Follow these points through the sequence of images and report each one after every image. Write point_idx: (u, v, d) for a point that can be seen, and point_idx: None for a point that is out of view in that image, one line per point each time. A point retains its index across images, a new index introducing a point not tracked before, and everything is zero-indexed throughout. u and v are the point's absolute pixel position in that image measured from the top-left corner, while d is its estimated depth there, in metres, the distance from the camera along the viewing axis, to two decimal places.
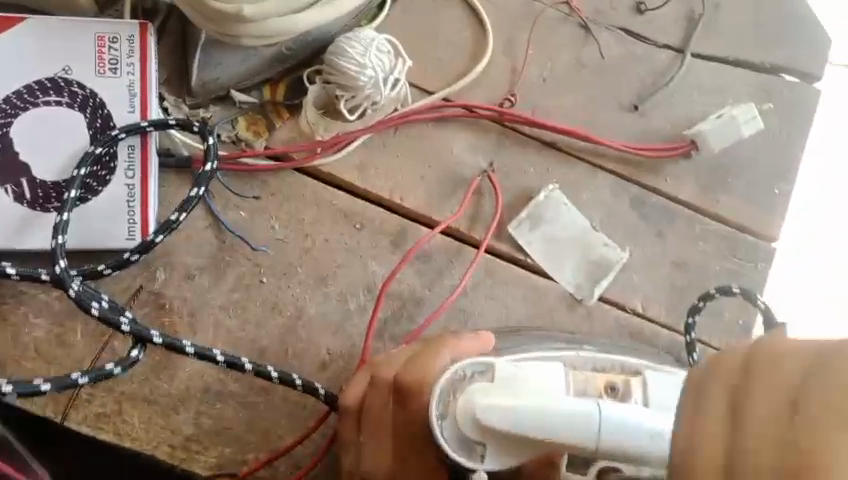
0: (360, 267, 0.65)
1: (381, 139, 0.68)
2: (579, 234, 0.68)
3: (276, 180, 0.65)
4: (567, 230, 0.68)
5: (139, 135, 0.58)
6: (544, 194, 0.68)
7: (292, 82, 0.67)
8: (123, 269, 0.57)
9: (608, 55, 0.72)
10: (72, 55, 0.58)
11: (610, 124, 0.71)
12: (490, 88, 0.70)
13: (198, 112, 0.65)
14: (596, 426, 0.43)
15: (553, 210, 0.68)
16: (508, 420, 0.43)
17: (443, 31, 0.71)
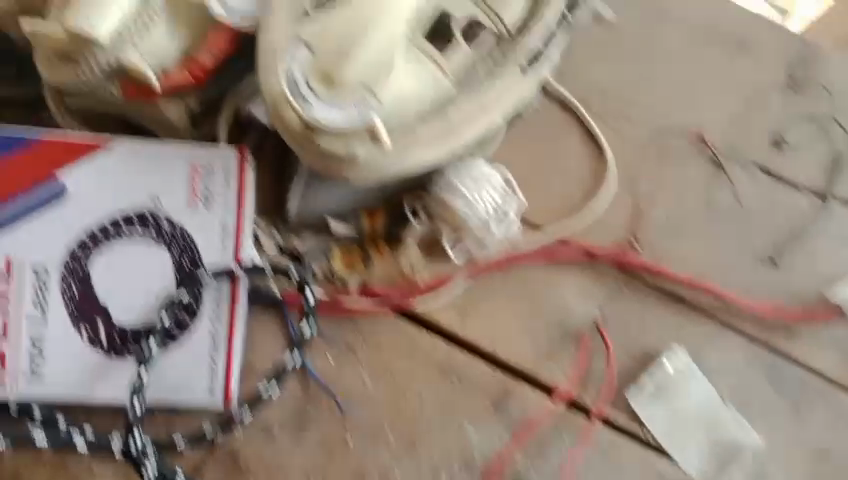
0: (456, 432, 0.56)
1: (486, 279, 0.61)
2: (708, 408, 0.58)
3: (369, 323, 0.59)
4: (695, 403, 0.58)
5: (228, 278, 0.52)
6: (669, 359, 0.59)
7: (392, 209, 0.61)
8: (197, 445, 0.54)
9: (741, 197, 0.65)
10: (163, 186, 0.52)
11: (742, 277, 0.63)
12: (609, 227, 0.63)
13: (290, 240, 0.59)
14: None
15: (680, 378, 0.59)
16: None
17: (559, 160, 0.64)
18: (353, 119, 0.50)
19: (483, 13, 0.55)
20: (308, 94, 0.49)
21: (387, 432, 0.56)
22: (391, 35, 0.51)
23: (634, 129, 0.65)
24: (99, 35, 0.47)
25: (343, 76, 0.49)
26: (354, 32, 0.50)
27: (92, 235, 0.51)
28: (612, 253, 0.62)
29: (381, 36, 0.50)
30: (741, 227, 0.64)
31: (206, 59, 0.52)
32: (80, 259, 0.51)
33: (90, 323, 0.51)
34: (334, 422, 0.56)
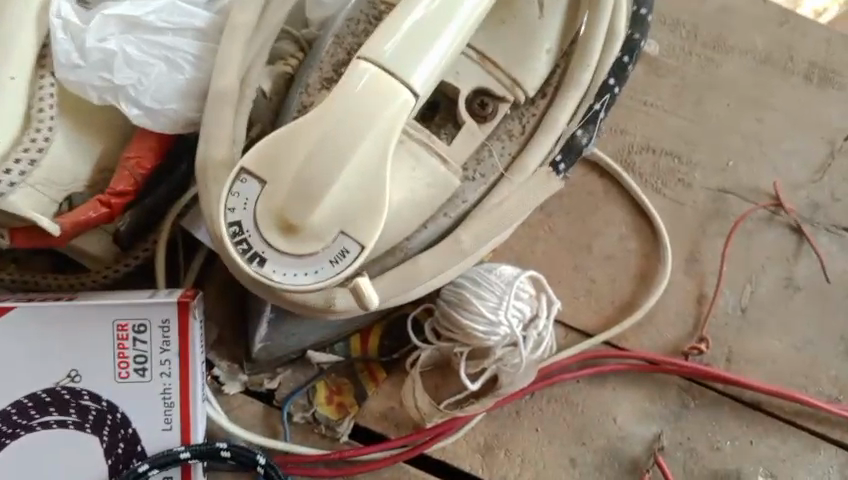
0: None
1: (513, 405, 0.48)
2: None
3: (371, 476, 0.47)
4: None
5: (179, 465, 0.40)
6: None
7: (389, 328, 0.48)
8: None
9: (829, 270, 0.52)
10: (80, 354, 0.39)
11: (833, 374, 0.50)
12: (668, 323, 0.50)
13: (261, 379, 0.47)
14: None
15: None
16: None
17: (598, 242, 0.51)
18: (330, 274, 0.34)
19: (494, 80, 0.41)
20: (257, 242, 0.33)
21: None
22: (385, 142, 0.33)
23: (691, 193, 0.52)
24: None
25: (308, 216, 0.33)
26: (329, 145, 0.32)
27: None
28: (679, 364, 0.48)
29: (370, 146, 0.33)
30: (833, 310, 0.51)
31: (121, 180, 0.39)
32: None
33: None
34: None
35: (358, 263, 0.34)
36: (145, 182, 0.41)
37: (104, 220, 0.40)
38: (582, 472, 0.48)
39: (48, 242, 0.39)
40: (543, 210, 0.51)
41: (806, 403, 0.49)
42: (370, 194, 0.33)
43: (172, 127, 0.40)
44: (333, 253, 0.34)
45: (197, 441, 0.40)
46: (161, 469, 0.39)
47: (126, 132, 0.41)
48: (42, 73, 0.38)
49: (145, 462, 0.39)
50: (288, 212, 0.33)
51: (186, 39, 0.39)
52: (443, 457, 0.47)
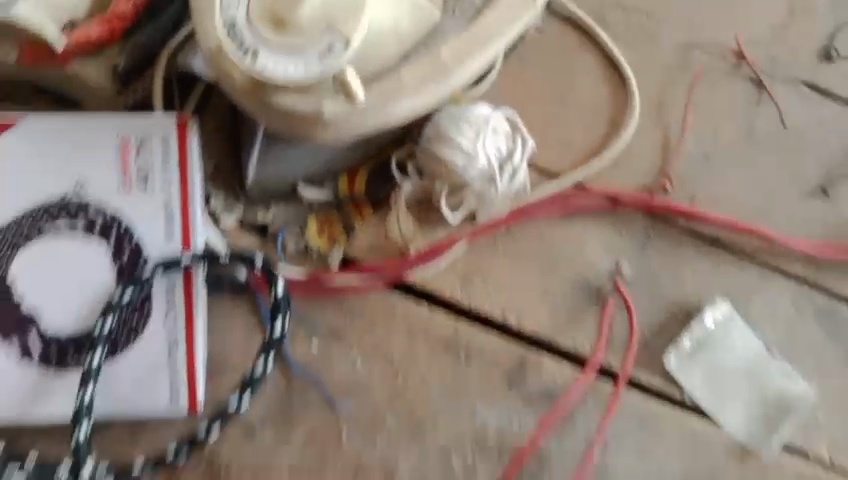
0: (467, 414, 0.50)
1: (489, 240, 0.52)
2: (756, 366, 0.52)
3: (357, 300, 0.50)
4: (741, 364, 0.52)
5: (180, 271, 0.43)
6: (711, 317, 0.52)
7: (375, 169, 0.51)
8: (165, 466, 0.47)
9: (786, 118, 0.55)
10: (90, 167, 0.43)
11: (789, 213, 0.54)
12: (637, 166, 0.53)
13: (254, 213, 0.50)
14: None
15: (722, 338, 0.52)
16: None
17: (572, 92, 0.54)
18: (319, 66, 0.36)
19: None
20: (250, 37, 0.36)
21: (387, 423, 0.49)
22: None
23: (658, 48, 0.55)
24: None
25: (295, 11, 0.36)
26: None
27: (9, 232, 0.42)
28: (639, 198, 0.52)
29: None
30: (791, 156, 0.54)
31: (124, 7, 0.43)
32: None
33: (19, 337, 0.42)
34: (326, 418, 0.49)
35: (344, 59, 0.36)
36: (143, 11, 0.45)
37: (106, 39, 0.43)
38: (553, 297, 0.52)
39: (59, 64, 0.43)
40: (519, 63, 0.54)
41: (763, 234, 0.53)
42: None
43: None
44: (321, 48, 0.36)
45: (197, 248, 0.43)
46: (166, 272, 0.43)
47: None
48: None
49: (151, 264, 0.42)
50: (279, 7, 0.36)
51: None
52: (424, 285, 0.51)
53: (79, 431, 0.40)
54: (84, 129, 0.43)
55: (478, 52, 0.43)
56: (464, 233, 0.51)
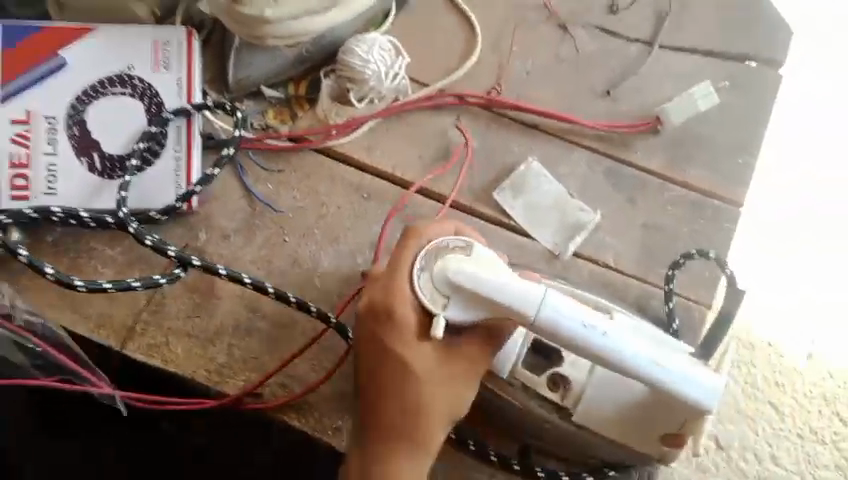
0: (365, 229, 0.75)
1: (385, 124, 0.79)
2: (558, 201, 0.77)
3: (296, 159, 0.77)
4: (548, 199, 0.77)
5: (185, 117, 0.73)
6: (524, 167, 0.77)
7: (313, 80, 0.80)
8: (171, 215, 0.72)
9: (582, 49, 0.82)
10: (134, 57, 0.73)
11: (584, 107, 0.80)
12: (480, 78, 0.81)
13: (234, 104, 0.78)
14: (537, 306, 0.55)
15: (534, 180, 0.77)
16: (471, 281, 0.56)
17: (439, 35, 0.83)
18: None
19: None
20: None
21: (315, 234, 0.75)
22: None
23: (498, 8, 0.84)
24: None
25: None
26: None
27: (85, 93, 0.72)
28: (478, 95, 0.79)
29: None
30: (585, 71, 0.81)
31: None
32: (79, 110, 0.72)
33: (88, 156, 0.71)
34: (274, 230, 0.75)
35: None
36: None
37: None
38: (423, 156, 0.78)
39: None
40: (405, 17, 0.83)
41: (568, 120, 0.79)
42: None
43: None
44: None
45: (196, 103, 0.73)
46: (176, 118, 0.72)
47: None
48: None
49: (167, 112, 0.72)
50: None
51: None
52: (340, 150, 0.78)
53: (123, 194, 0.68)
54: (131, 35, 0.74)
55: None
56: (371, 114, 0.78)
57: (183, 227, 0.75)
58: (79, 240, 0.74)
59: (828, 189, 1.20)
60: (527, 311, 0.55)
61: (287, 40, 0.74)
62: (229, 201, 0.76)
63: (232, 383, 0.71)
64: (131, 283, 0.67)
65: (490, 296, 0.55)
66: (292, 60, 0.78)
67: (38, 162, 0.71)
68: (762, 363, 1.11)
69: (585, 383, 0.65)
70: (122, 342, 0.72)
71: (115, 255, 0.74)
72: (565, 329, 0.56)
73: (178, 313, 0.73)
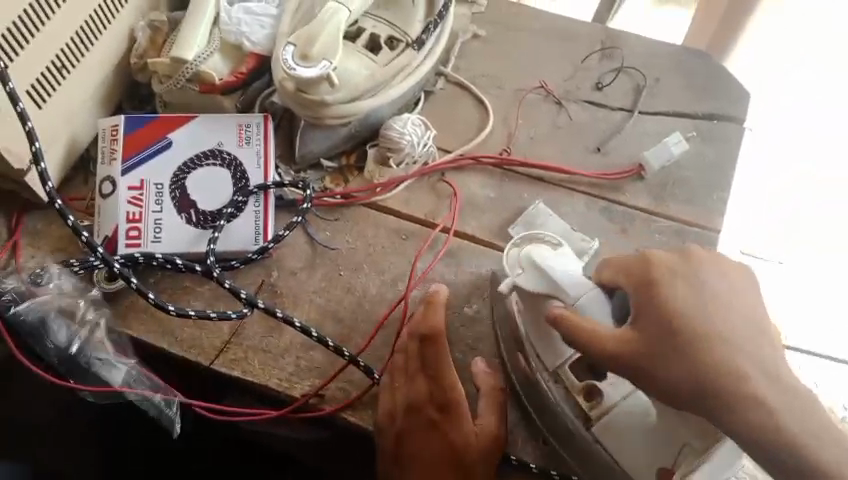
0: (406, 263, 0.92)
1: (420, 183, 0.98)
2: (563, 233, 0.92)
3: (349, 212, 0.96)
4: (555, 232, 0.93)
5: (263, 191, 0.91)
6: (532, 207, 0.94)
7: (361, 153, 1.00)
8: (248, 263, 0.90)
9: (576, 118, 1.02)
10: (223, 136, 0.94)
11: (580, 161, 0.98)
12: (494, 143, 1.01)
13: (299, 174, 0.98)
14: (572, 279, 0.79)
15: (542, 218, 0.94)
16: (534, 255, 0.82)
17: (459, 113, 1.03)
18: (322, 69, 0.90)
19: (397, 33, 0.98)
20: (291, 63, 0.90)
21: (364, 268, 0.92)
22: (338, 33, 0.92)
23: (506, 90, 1.05)
24: (182, 55, 0.94)
25: (312, 51, 0.90)
26: (315, 30, 0.91)
27: (186, 165, 0.93)
28: (493, 156, 0.98)
29: (331, 31, 0.92)
30: (579, 135, 1.00)
31: (243, 69, 0.98)
32: (182, 177, 0.92)
33: (187, 212, 0.91)
34: (332, 266, 0.92)
35: (332, 69, 0.90)
36: (250, 73, 0.98)
37: (235, 83, 0.97)
38: (452, 204, 0.96)
39: (213, 91, 0.96)
40: (432, 102, 1.04)
41: (567, 171, 0.97)
42: (336, 47, 0.91)
43: (266, 48, 0.98)
44: (321, 65, 0.90)
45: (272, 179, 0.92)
46: (258, 191, 0.91)
47: (239, 51, 0.98)
48: (214, 28, 0.97)
49: (252, 186, 0.90)
50: (306, 51, 0.90)
51: (263, 21, 0.98)
52: (384, 204, 0.96)
53: (212, 246, 0.86)
54: (221, 121, 0.95)
55: (398, 82, 0.97)
56: (408, 175, 0.97)
57: (259, 267, 0.92)
58: (174, 280, 0.91)
59: (827, 189, 1.45)
60: (563, 282, 0.78)
61: (341, 119, 0.94)
62: (294, 246, 0.93)
63: (299, 387, 0.84)
64: (209, 312, 0.83)
65: (541, 266, 0.80)
66: (344, 136, 0.97)
67: (148, 217, 0.90)
68: None
69: (619, 405, 0.78)
70: (210, 357, 0.86)
71: (203, 290, 0.91)
72: (581, 296, 0.77)
73: (255, 334, 0.88)
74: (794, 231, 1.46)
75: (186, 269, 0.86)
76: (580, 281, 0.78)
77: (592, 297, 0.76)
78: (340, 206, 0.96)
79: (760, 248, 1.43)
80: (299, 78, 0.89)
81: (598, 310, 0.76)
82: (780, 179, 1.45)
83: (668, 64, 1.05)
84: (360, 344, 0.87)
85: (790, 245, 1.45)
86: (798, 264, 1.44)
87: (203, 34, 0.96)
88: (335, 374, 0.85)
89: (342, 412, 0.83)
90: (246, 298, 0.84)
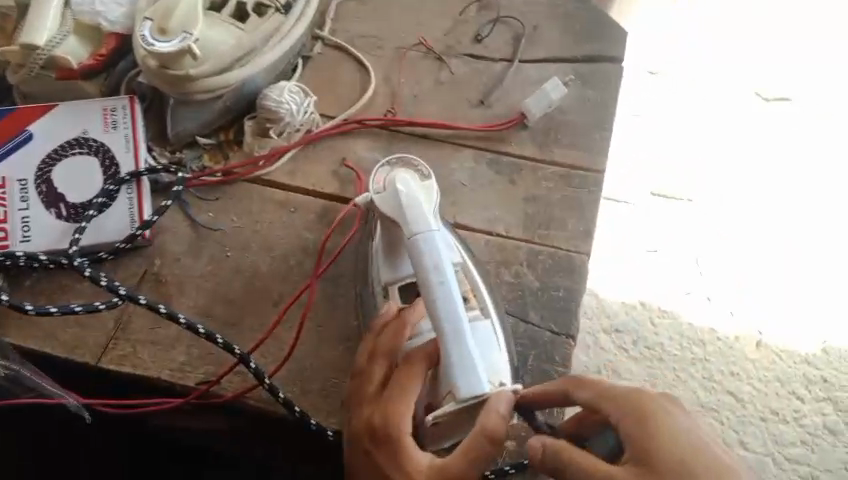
0: (296, 237, 0.90)
1: (304, 152, 0.95)
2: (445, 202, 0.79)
3: (231, 189, 0.92)
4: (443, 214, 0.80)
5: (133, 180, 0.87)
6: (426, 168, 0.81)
7: (240, 127, 0.96)
8: (117, 254, 0.87)
9: (457, 72, 1.01)
10: (87, 123, 0.89)
11: (464, 115, 0.97)
12: (377, 106, 0.99)
13: (175, 154, 0.94)
14: (421, 239, 0.70)
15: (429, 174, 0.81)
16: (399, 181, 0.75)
17: (339, 78, 1.01)
18: (180, 43, 0.86)
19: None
20: (148, 40, 0.86)
21: (252, 246, 0.89)
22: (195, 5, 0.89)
23: (385, 50, 1.02)
24: (31, 41, 0.88)
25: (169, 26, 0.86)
26: (171, 5, 0.88)
27: (50, 157, 0.88)
28: (376, 117, 0.96)
29: (189, 4, 0.88)
30: (462, 89, 0.99)
31: (103, 50, 0.93)
32: (46, 171, 0.87)
33: (56, 207, 0.86)
34: (219, 247, 0.89)
35: (193, 40, 0.87)
36: (111, 53, 0.93)
37: (94, 66, 0.92)
38: (357, 187, 0.93)
39: (72, 76, 0.91)
40: (311, 68, 1.01)
41: (451, 126, 0.96)
42: (195, 18, 0.88)
43: (126, 27, 0.93)
44: (180, 38, 0.86)
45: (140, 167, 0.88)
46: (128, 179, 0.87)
47: (97, 34, 0.93)
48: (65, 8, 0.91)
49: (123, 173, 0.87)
50: (163, 26, 0.86)
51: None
52: (268, 178, 0.93)
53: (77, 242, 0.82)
54: (82, 107, 0.90)
55: (270, 48, 0.93)
56: (292, 144, 0.94)
57: (140, 257, 0.88)
58: (50, 279, 0.86)
59: (783, 162, 1.47)
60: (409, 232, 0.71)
61: (212, 94, 0.91)
62: (176, 230, 0.90)
63: (193, 375, 0.82)
64: (74, 307, 0.80)
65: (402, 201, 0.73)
66: (219, 111, 0.93)
67: (14, 215, 0.85)
68: (670, 329, 1.32)
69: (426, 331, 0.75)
70: (96, 356, 0.83)
71: (84, 286, 0.86)
72: (419, 263, 0.69)
73: (143, 326, 0.84)
74: (706, 172, 1.45)
75: (51, 264, 0.83)
76: (428, 244, 0.69)
77: (423, 237, 0.70)
78: (220, 184, 0.93)
79: (672, 188, 1.43)
80: (159, 54, 0.86)
81: (425, 252, 0.69)
82: (736, 143, 1.48)
83: (546, 10, 1.04)
84: (253, 324, 0.85)
85: (703, 184, 1.44)
86: (712, 203, 1.43)
87: (52, 15, 0.89)
88: (229, 367, 0.82)
89: (244, 395, 0.81)
90: (124, 293, 0.79)
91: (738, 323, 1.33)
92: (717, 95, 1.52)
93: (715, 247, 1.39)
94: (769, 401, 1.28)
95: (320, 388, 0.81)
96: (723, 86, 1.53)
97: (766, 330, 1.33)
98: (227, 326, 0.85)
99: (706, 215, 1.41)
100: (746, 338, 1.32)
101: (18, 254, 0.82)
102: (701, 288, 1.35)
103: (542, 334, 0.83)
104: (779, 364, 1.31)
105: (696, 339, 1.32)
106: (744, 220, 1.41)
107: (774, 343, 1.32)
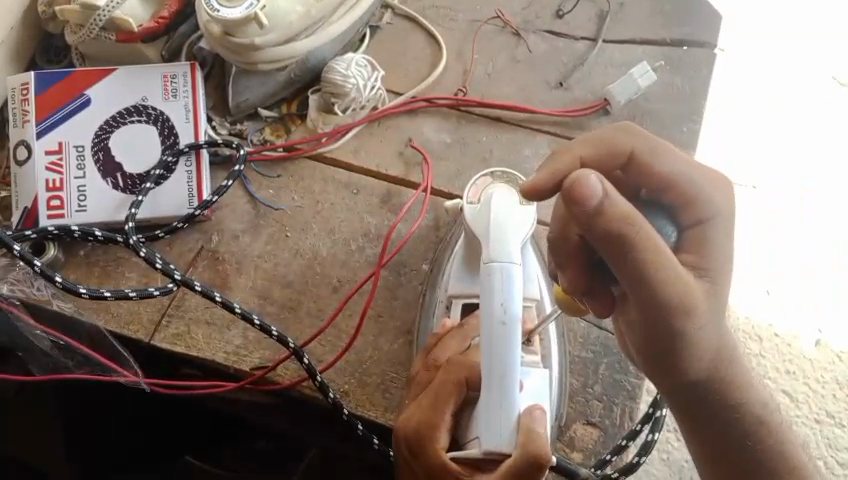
0: (358, 221, 0.85)
1: (369, 130, 0.90)
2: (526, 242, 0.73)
3: (292, 166, 0.88)
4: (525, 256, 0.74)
5: (194, 151, 0.84)
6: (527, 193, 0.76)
7: (303, 100, 0.92)
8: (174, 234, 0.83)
9: (536, 50, 0.94)
10: (146, 90, 0.85)
11: (542, 98, 0.91)
12: (447, 83, 0.93)
13: (236, 126, 0.90)
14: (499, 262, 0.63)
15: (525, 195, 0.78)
16: (500, 196, 0.72)
17: (409, 50, 0.94)
18: (245, 10, 0.80)
19: None
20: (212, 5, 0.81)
21: (313, 227, 0.85)
22: None
23: (459, 23, 0.96)
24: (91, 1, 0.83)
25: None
26: None
27: (108, 124, 0.84)
28: (447, 96, 0.90)
29: None
30: (540, 69, 0.93)
31: (166, 13, 0.87)
32: (104, 138, 0.84)
33: (113, 177, 0.83)
34: (279, 226, 0.85)
35: (260, 8, 0.81)
36: (173, 16, 0.88)
37: (156, 30, 0.87)
38: (423, 171, 0.87)
39: (133, 39, 0.87)
40: (379, 39, 0.95)
41: (526, 110, 0.89)
42: None
43: None
44: (245, 5, 0.81)
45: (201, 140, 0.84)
46: (188, 152, 0.83)
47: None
48: None
49: (182, 146, 0.83)
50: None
51: None
52: (331, 155, 0.89)
53: (130, 223, 0.79)
54: (142, 73, 0.86)
55: (340, 18, 0.88)
56: (356, 122, 0.89)
57: (197, 234, 0.85)
58: (106, 252, 0.84)
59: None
60: (486, 253, 0.65)
61: (276, 65, 0.86)
62: (235, 206, 0.86)
63: (248, 361, 0.79)
64: (127, 291, 0.77)
65: (494, 217, 0.69)
66: (283, 82, 0.89)
67: (70, 184, 0.82)
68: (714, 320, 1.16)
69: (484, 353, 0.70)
70: (149, 333, 0.80)
71: (140, 261, 0.83)
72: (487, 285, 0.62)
73: (198, 306, 0.81)
74: (776, 155, 1.24)
75: (106, 241, 0.79)
76: (498, 270, 0.62)
77: (499, 267, 0.62)
78: (281, 160, 0.88)
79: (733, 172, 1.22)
80: (223, 20, 0.81)
81: (498, 282, 0.61)
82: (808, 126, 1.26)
83: None
84: (311, 309, 0.81)
85: (774, 171, 1.23)
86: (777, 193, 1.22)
87: None
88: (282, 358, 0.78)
89: (300, 385, 0.77)
90: (179, 278, 0.77)
91: (800, 318, 1.16)
92: (789, 75, 1.29)
93: (779, 240, 1.20)
94: (824, 403, 1.12)
95: (378, 382, 0.77)
96: (799, 65, 1.30)
97: (827, 328, 1.16)
98: (285, 310, 0.81)
99: (775, 200, 1.22)
100: (805, 337, 1.15)
101: (72, 228, 0.79)
102: (761, 280, 1.17)
103: (615, 341, 0.79)
104: (839, 364, 1.14)
105: (750, 336, 1.14)
106: (812, 214, 1.22)
107: (835, 344, 1.15)
